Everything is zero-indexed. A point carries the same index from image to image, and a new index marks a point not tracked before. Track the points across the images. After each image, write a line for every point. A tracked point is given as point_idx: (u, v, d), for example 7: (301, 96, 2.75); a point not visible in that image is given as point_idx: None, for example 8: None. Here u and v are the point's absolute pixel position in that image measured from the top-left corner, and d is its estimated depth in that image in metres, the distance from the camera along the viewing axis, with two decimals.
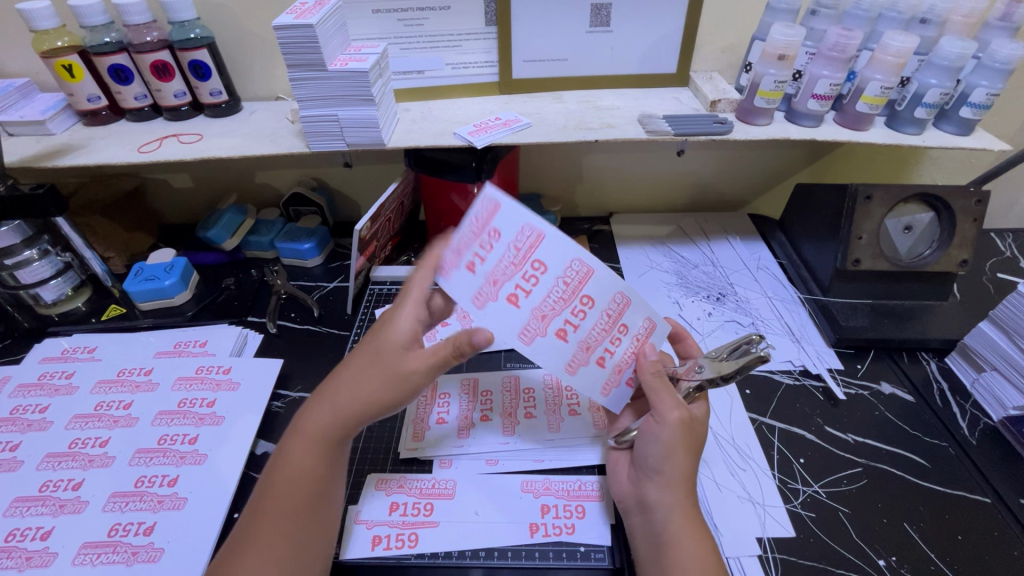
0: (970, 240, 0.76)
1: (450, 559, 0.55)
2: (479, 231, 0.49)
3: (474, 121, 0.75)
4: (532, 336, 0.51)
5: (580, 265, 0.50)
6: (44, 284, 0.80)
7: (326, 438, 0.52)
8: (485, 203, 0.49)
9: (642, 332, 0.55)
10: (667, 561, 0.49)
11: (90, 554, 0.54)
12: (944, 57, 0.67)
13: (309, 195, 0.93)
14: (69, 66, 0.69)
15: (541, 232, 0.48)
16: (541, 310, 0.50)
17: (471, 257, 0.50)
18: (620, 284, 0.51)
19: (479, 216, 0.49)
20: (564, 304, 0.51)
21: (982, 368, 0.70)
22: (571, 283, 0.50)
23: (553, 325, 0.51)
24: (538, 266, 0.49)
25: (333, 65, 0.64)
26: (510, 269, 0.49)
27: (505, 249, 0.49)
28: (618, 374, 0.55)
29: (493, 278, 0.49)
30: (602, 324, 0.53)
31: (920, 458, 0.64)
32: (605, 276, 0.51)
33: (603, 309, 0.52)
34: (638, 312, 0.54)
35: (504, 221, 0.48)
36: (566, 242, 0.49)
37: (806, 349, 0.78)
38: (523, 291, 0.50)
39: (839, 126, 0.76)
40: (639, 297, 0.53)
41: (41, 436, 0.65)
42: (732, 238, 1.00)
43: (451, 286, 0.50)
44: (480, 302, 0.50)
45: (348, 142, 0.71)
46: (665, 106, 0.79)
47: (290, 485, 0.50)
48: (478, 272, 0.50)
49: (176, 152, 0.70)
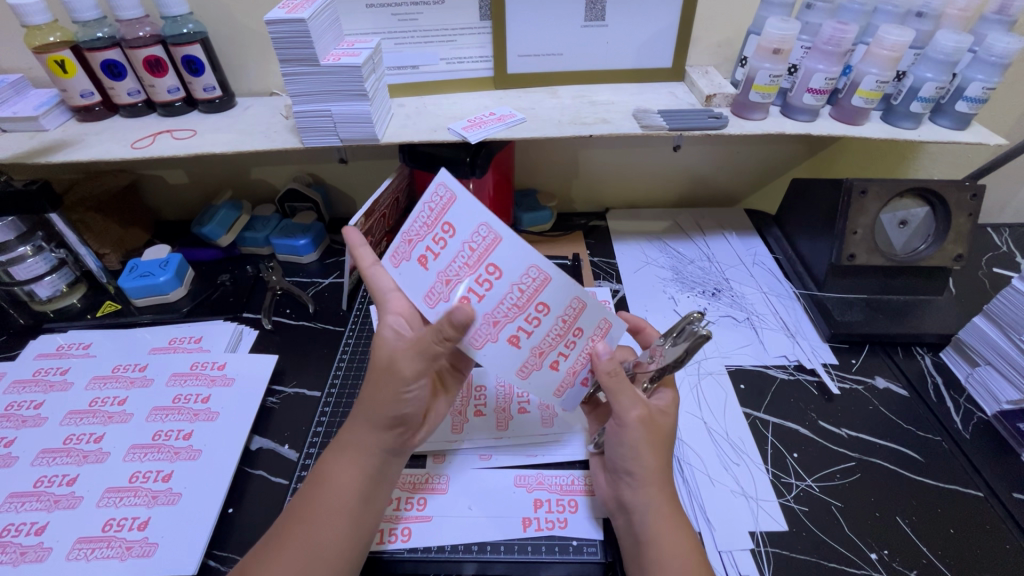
0: (965, 234, 0.76)
1: (443, 553, 0.55)
2: (436, 226, 0.51)
3: (468, 116, 0.75)
4: (483, 342, 0.53)
5: (536, 272, 0.50)
6: (39, 280, 0.80)
7: (362, 450, 0.53)
8: (443, 199, 0.50)
9: (598, 331, 0.54)
10: (653, 559, 0.49)
11: (84, 550, 0.54)
12: (940, 51, 0.67)
13: (304, 191, 0.93)
14: (61, 61, 0.69)
15: (496, 234, 0.49)
16: (494, 316, 0.52)
17: (427, 251, 0.52)
18: (574, 290, 0.51)
19: (435, 212, 0.51)
20: (517, 310, 0.52)
21: (976, 362, 0.70)
22: (526, 290, 0.51)
23: (504, 330, 0.52)
24: (491, 271, 0.50)
25: (326, 60, 0.63)
26: (464, 269, 0.51)
27: (459, 248, 0.51)
28: (572, 375, 0.55)
29: (447, 275, 0.52)
30: (556, 329, 0.53)
31: (914, 452, 0.64)
32: (561, 282, 0.50)
33: (556, 316, 0.52)
34: (593, 316, 0.53)
35: (460, 219, 0.50)
36: (522, 249, 0.49)
37: (800, 345, 0.78)
38: (476, 296, 0.51)
39: (835, 120, 0.76)
40: (594, 302, 0.52)
41: (36, 432, 0.65)
42: (728, 233, 1.00)
43: (408, 278, 0.54)
44: (433, 300, 0.53)
45: (341, 137, 0.70)
46: (660, 101, 0.78)
47: (329, 496, 0.51)
48: (432, 267, 0.52)
49: (170, 148, 0.70)
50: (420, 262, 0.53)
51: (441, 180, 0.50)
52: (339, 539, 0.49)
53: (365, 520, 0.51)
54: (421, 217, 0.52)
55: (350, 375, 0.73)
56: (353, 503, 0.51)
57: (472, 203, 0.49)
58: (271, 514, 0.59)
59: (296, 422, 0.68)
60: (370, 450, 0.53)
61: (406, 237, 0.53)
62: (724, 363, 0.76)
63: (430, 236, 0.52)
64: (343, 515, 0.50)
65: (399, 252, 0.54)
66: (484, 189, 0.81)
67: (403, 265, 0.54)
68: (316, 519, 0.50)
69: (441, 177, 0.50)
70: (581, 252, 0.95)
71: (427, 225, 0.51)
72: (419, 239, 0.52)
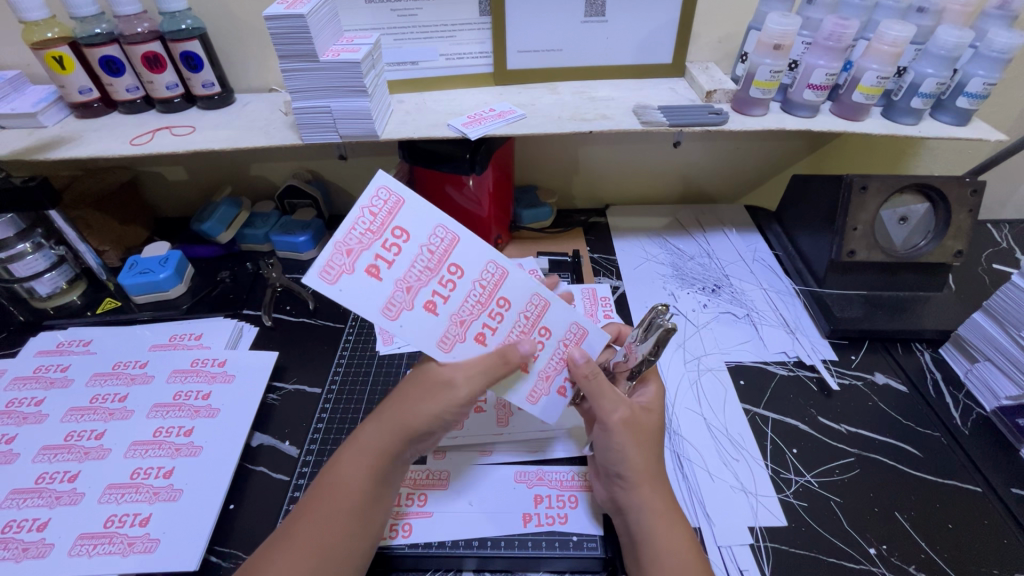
0: (965, 231, 0.76)
1: (445, 549, 0.55)
2: (383, 231, 0.46)
3: (468, 112, 0.75)
4: (451, 346, 0.50)
5: (493, 269, 0.50)
6: (39, 277, 0.79)
7: (381, 456, 0.52)
8: (390, 201, 0.46)
9: (568, 335, 0.55)
10: (649, 557, 0.49)
11: (86, 546, 0.55)
12: (941, 46, 0.67)
13: (303, 187, 0.93)
14: (59, 58, 0.68)
15: (453, 234, 0.49)
16: (460, 316, 0.50)
17: (377, 260, 0.46)
18: (532, 286, 0.52)
19: (382, 216, 0.46)
20: (480, 309, 0.51)
21: (976, 358, 0.70)
22: (486, 288, 0.50)
23: (470, 330, 0.50)
24: (452, 271, 0.49)
25: (325, 56, 0.63)
26: (424, 275, 0.48)
27: (416, 254, 0.47)
28: (547, 381, 0.54)
29: (405, 283, 0.47)
30: (520, 325, 0.53)
31: (913, 448, 0.65)
32: (520, 277, 0.51)
33: (518, 312, 0.52)
34: (557, 315, 0.54)
35: (410, 222, 0.47)
36: (478, 247, 0.50)
37: (800, 341, 0.78)
38: (440, 298, 0.49)
39: (836, 117, 0.76)
40: (554, 298, 0.54)
41: (37, 429, 0.65)
42: (728, 230, 1.00)
43: (355, 292, 0.45)
44: (393, 313, 0.47)
45: (341, 133, 0.70)
46: (660, 97, 0.78)
47: (341, 497, 0.51)
48: (387, 277, 0.46)
49: (170, 144, 0.70)
50: (369, 273, 0.46)
51: (387, 181, 0.46)
52: (348, 540, 0.49)
53: (373, 522, 0.51)
54: (363, 222, 0.45)
55: (349, 373, 0.73)
56: (362, 505, 0.51)
57: (424, 204, 0.47)
58: (273, 510, 0.59)
59: (297, 419, 0.68)
60: (389, 456, 0.53)
61: (344, 247, 0.45)
62: (724, 359, 0.76)
63: (378, 243, 0.46)
64: (353, 517, 0.50)
65: (332, 266, 0.45)
66: (484, 185, 0.81)
67: (345, 281, 0.45)
68: (327, 518, 0.50)
69: (387, 177, 0.46)
70: (581, 249, 0.95)
71: (373, 231, 0.46)
72: (364, 248, 0.45)
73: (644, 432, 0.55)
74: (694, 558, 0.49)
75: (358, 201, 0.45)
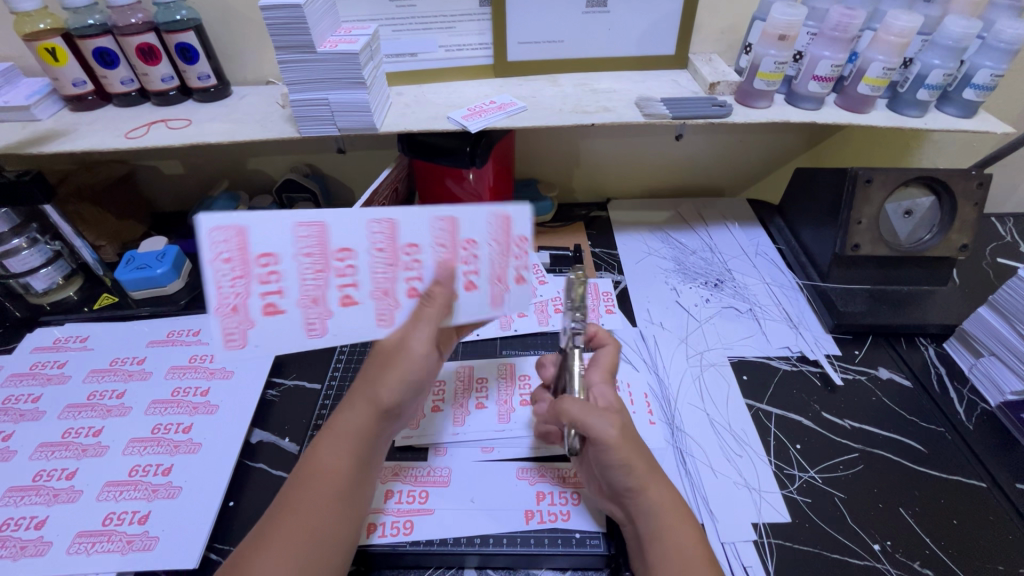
0: (970, 224, 0.75)
1: (446, 546, 0.55)
2: (253, 268, 0.50)
3: (468, 105, 0.74)
4: (390, 317, 0.53)
5: (377, 225, 0.51)
6: (34, 272, 0.78)
7: (357, 435, 0.52)
8: (231, 239, 0.49)
9: (497, 231, 0.54)
10: (658, 555, 0.49)
11: (84, 544, 0.54)
12: (949, 36, 0.66)
13: (302, 181, 0.92)
14: (52, 49, 0.67)
15: (316, 224, 0.50)
16: (378, 287, 0.52)
17: (269, 296, 0.51)
18: (425, 213, 0.52)
19: (238, 256, 0.49)
20: (392, 269, 0.52)
21: (981, 353, 0.70)
22: (385, 246, 0.52)
23: (396, 295, 0.52)
24: (342, 255, 0.51)
25: (323, 47, 0.62)
26: (316, 280, 0.51)
27: (297, 265, 0.51)
28: (500, 282, 0.55)
29: (306, 296, 0.51)
30: (442, 255, 0.53)
31: (916, 443, 0.64)
32: (406, 216, 0.51)
33: (433, 243, 0.53)
34: (469, 224, 0.53)
35: (270, 244, 0.50)
36: (341, 220, 0.51)
37: (804, 336, 0.77)
38: (348, 287, 0.52)
39: (841, 109, 0.74)
40: (458, 209, 0.52)
41: (33, 426, 0.64)
42: (730, 223, 0.99)
43: (272, 332, 0.51)
44: (319, 328, 0.52)
45: (339, 126, 0.69)
46: (662, 88, 0.77)
47: (325, 484, 0.50)
48: (286, 303, 0.51)
49: (165, 137, 0.69)
50: (269, 313, 0.51)
51: (212, 225, 0.48)
52: (337, 528, 0.49)
53: (357, 507, 0.52)
54: (226, 274, 0.49)
55: (348, 369, 0.73)
56: (345, 488, 0.51)
57: (264, 222, 0.49)
58: None
59: (297, 415, 0.68)
60: (365, 436, 0.53)
61: (229, 307, 0.50)
62: (727, 355, 0.75)
63: (255, 281, 0.50)
64: (337, 504, 0.50)
65: (232, 331, 0.50)
66: (484, 179, 0.80)
67: (253, 333, 0.51)
68: (312, 507, 0.49)
69: (209, 220, 0.47)
70: (583, 243, 0.94)
71: (243, 275, 0.49)
72: (245, 297, 0.50)
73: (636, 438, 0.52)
74: (700, 554, 0.49)
75: (204, 260, 0.48)
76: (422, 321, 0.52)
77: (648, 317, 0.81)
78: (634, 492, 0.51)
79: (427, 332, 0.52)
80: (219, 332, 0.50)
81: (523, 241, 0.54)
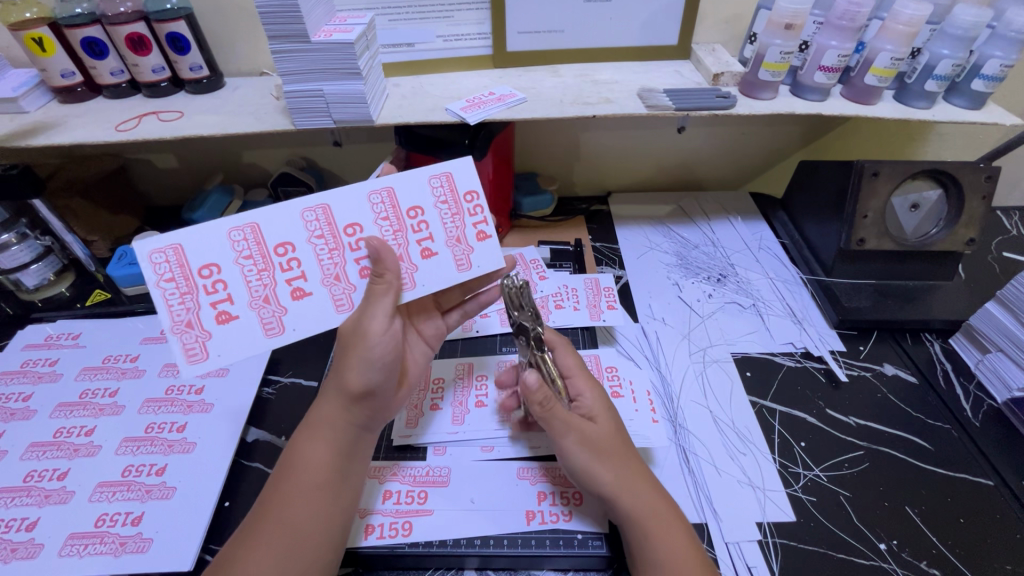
0: (978, 218, 0.74)
1: (445, 548, 0.53)
2: (197, 283, 0.51)
3: (466, 96, 0.72)
4: (346, 299, 0.54)
5: (311, 212, 0.53)
6: (25, 268, 0.77)
7: (331, 424, 0.52)
8: (171, 258, 0.50)
9: (440, 191, 0.57)
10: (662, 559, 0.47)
11: (77, 546, 0.53)
12: (959, 25, 0.64)
13: (298, 174, 0.90)
14: (39, 39, 0.65)
15: (249, 227, 0.52)
16: (327, 273, 0.54)
17: (219, 306, 0.51)
18: (362, 191, 0.55)
19: (181, 273, 0.51)
20: (337, 251, 0.54)
21: (987, 349, 0.69)
22: (323, 232, 0.54)
23: (348, 277, 0.54)
24: (282, 250, 0.53)
25: (317, 36, 0.60)
26: (262, 279, 0.52)
27: (239, 270, 0.52)
28: (458, 243, 0.57)
29: (257, 297, 0.52)
30: (389, 229, 0.55)
31: (922, 440, 0.63)
32: (339, 197, 0.54)
33: (375, 219, 0.55)
34: (408, 193, 0.56)
35: (210, 255, 0.51)
36: (272, 214, 0.53)
37: (807, 331, 0.76)
38: (296, 279, 0.53)
39: (848, 101, 0.73)
40: (392, 179, 0.56)
41: (24, 425, 0.63)
42: (733, 218, 0.97)
43: (233, 341, 0.51)
44: (276, 327, 0.53)
45: (334, 118, 0.68)
46: (666, 79, 0.75)
47: (304, 478, 0.50)
48: (237, 309, 0.52)
49: (156, 130, 0.67)
50: (223, 321, 0.51)
51: (152, 250, 0.50)
52: (319, 521, 0.48)
53: (343, 500, 0.51)
54: (173, 294, 0.50)
55: None
56: (327, 481, 0.50)
57: (201, 236, 0.51)
58: None
59: (294, 414, 0.67)
60: (339, 424, 0.52)
61: (182, 324, 0.51)
62: (730, 351, 0.74)
63: (201, 294, 0.51)
64: (318, 496, 0.49)
65: (192, 346, 0.51)
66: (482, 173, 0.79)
67: (212, 344, 0.51)
68: (293, 501, 0.49)
69: (148, 244, 0.49)
70: (583, 238, 0.93)
71: (188, 290, 0.51)
72: (196, 311, 0.51)
73: (610, 447, 0.53)
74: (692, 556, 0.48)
75: (149, 284, 0.50)
76: (374, 297, 0.51)
77: (649, 313, 0.80)
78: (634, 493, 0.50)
79: (380, 308, 0.51)
80: (178, 350, 0.50)
81: (471, 196, 0.58)
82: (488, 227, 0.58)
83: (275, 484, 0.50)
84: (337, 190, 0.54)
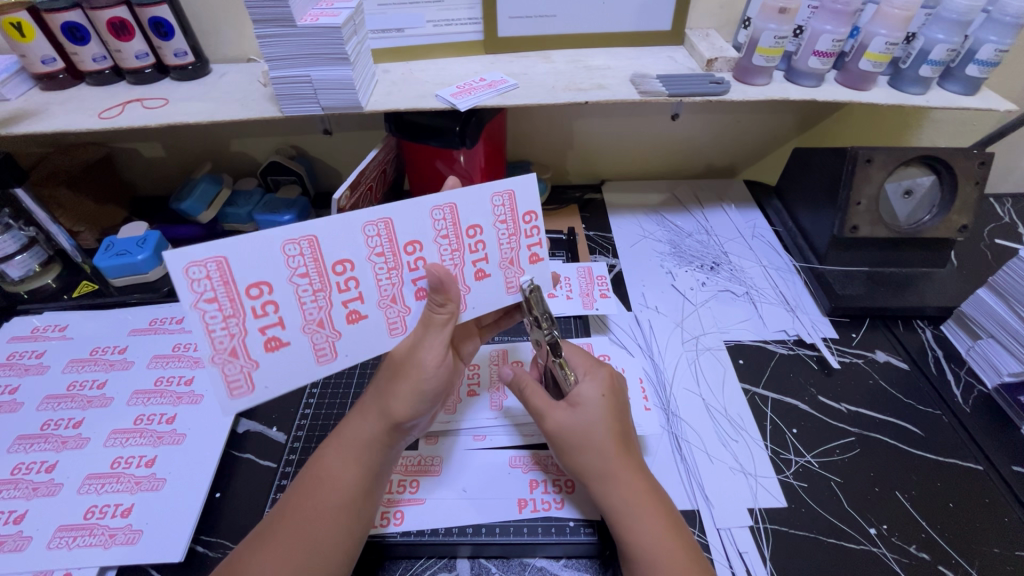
0: (971, 204, 0.74)
1: (437, 536, 0.54)
2: (242, 304, 0.48)
3: (457, 82, 0.71)
4: (400, 323, 0.55)
5: (376, 227, 0.51)
6: (9, 259, 0.75)
7: (366, 445, 0.51)
8: (212, 273, 0.46)
9: (501, 209, 0.55)
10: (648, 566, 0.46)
11: (66, 538, 0.53)
12: (954, 10, 0.64)
13: (286, 163, 0.89)
14: (18, 24, 0.64)
15: (306, 239, 0.49)
16: (385, 294, 0.53)
17: (268, 332, 0.49)
18: (427, 206, 0.52)
19: (224, 293, 0.47)
20: (396, 271, 0.53)
21: (979, 336, 0.69)
22: (385, 249, 0.52)
23: (404, 299, 0.54)
24: (340, 268, 0.51)
25: (304, 20, 0.59)
26: (318, 300, 0.51)
27: (292, 290, 0.49)
28: (513, 267, 0.57)
29: (309, 320, 0.51)
30: (447, 249, 0.54)
31: (913, 426, 0.64)
32: (404, 211, 0.52)
33: (435, 236, 0.53)
34: (467, 210, 0.54)
35: (258, 274, 0.48)
36: (332, 228, 0.50)
37: (801, 319, 0.76)
38: (353, 301, 0.52)
39: (841, 86, 0.72)
40: (459, 195, 0.53)
41: (10, 417, 0.62)
42: (726, 205, 0.97)
43: (281, 368, 0.50)
44: (329, 352, 0.52)
45: (323, 105, 0.66)
46: (659, 65, 0.75)
47: (328, 492, 0.49)
48: (288, 335, 0.50)
49: (140, 118, 0.66)
50: (273, 348, 0.50)
51: (192, 265, 0.45)
52: (338, 533, 0.48)
53: (365, 516, 0.50)
54: (215, 316, 0.47)
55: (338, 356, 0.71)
56: (351, 499, 0.49)
57: (248, 250, 0.47)
58: (260, 500, 0.57)
59: (284, 403, 0.66)
60: (374, 445, 0.52)
61: (225, 353, 0.48)
62: (723, 338, 0.74)
63: (248, 318, 0.48)
64: (345, 509, 0.49)
65: (236, 376, 0.49)
66: (476, 159, 0.79)
67: (258, 375, 0.49)
68: (313, 515, 0.48)
69: (188, 259, 0.45)
70: (576, 227, 0.92)
71: (233, 314, 0.48)
72: (240, 338, 0.48)
73: (620, 439, 0.52)
74: (687, 555, 0.47)
75: (189, 305, 0.46)
76: (434, 328, 0.52)
77: (643, 301, 0.80)
78: (614, 486, 0.50)
79: (438, 341, 0.51)
80: (223, 380, 0.48)
81: (530, 216, 0.56)
82: (543, 250, 0.57)
83: (293, 494, 0.50)
84: (401, 202, 0.52)
